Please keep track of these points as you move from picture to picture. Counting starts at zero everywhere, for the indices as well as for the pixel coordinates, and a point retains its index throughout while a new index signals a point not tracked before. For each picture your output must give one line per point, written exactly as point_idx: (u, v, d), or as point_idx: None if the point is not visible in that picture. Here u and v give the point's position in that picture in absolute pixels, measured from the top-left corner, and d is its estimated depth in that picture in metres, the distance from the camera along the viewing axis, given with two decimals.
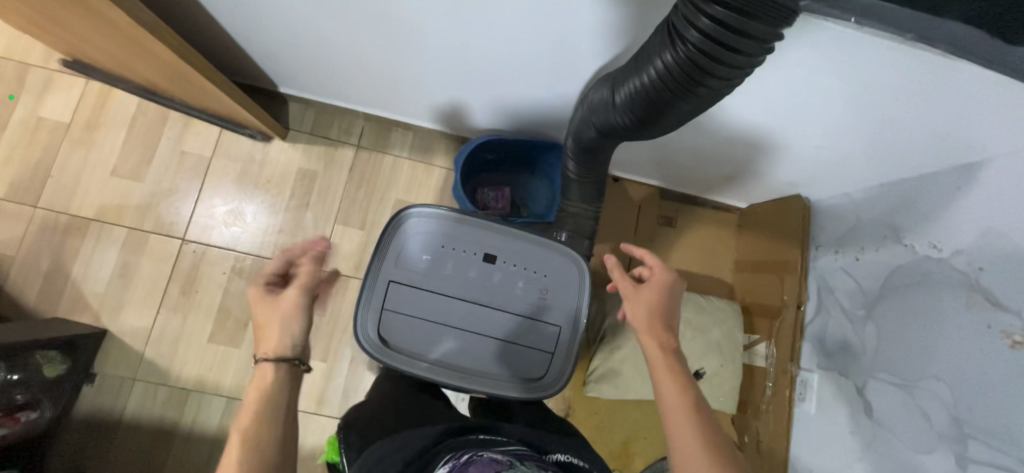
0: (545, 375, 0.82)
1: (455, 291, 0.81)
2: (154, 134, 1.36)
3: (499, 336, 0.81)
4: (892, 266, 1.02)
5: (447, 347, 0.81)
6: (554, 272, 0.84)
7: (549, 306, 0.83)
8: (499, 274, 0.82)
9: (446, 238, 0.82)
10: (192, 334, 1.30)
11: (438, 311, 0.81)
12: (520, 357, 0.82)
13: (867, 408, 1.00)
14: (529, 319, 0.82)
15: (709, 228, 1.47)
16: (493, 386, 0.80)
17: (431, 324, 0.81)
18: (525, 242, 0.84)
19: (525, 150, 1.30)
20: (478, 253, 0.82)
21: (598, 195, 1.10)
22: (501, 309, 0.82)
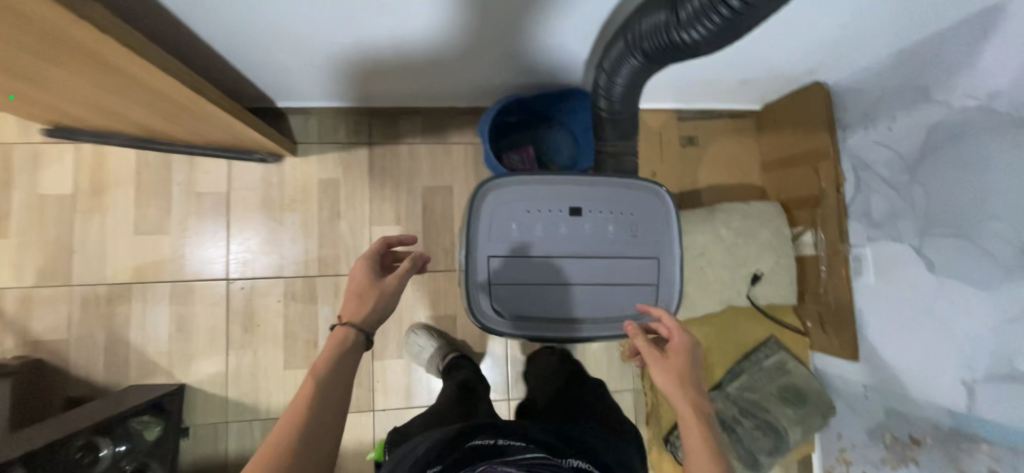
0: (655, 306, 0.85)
1: (551, 250, 0.82)
2: (164, 183, 1.31)
3: (604, 282, 0.83)
4: (928, 125, 1.05)
5: (559, 303, 0.82)
6: (639, 208, 0.84)
7: (642, 242, 0.84)
8: (588, 223, 0.83)
9: (528, 202, 0.82)
10: (268, 366, 1.31)
11: (540, 273, 0.82)
12: (628, 296, 0.84)
13: (929, 263, 1.06)
14: (627, 258, 0.84)
15: (730, 137, 1.49)
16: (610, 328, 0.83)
17: (538, 284, 0.82)
18: (604, 186, 0.84)
19: (542, 104, 1.28)
20: (563, 208, 0.82)
21: (634, 129, 1.10)
22: (599, 255, 0.83)
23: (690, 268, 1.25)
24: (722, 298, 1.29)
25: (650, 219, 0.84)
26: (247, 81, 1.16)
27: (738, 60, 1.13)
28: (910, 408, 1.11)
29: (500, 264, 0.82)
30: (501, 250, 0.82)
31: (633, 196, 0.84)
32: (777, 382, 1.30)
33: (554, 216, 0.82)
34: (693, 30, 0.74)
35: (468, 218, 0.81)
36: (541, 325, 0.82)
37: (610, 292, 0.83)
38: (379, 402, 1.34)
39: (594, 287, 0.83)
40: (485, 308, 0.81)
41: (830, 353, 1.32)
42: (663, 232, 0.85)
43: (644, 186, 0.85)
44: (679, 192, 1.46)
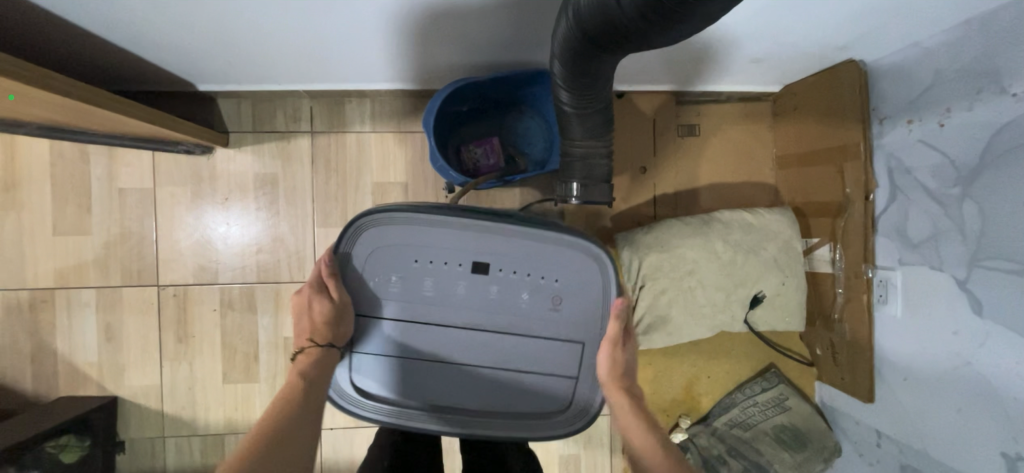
0: (571, 400, 0.73)
1: (446, 315, 0.71)
2: (83, 176, 1.17)
3: (509, 363, 0.72)
4: (994, 124, 0.80)
5: (441, 386, 0.73)
6: (563, 275, 0.70)
7: (563, 318, 0.71)
8: (496, 285, 0.70)
9: (424, 250, 0.70)
10: (205, 379, 1.21)
11: (432, 343, 0.72)
12: (540, 382, 0.72)
13: (974, 302, 0.84)
14: (540, 338, 0.71)
15: (739, 126, 1.24)
16: (510, 417, 0.73)
17: (418, 363, 0.72)
18: (521, 244, 0.70)
19: (505, 89, 1.06)
20: (466, 264, 0.70)
21: (606, 125, 0.88)
22: (506, 328, 0.71)
23: (676, 289, 1.07)
24: (714, 323, 1.09)
25: (571, 288, 0.70)
26: (151, 65, 0.98)
27: (750, 34, 0.88)
28: (931, 471, 0.93)
29: (386, 326, 0.71)
30: (390, 304, 0.71)
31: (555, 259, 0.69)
32: (773, 421, 1.13)
33: (445, 276, 0.70)
34: None
35: (349, 262, 0.70)
36: (430, 406, 0.73)
37: (505, 378, 0.72)
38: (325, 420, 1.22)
39: (484, 370, 0.72)
40: (347, 386, 0.74)
41: (839, 388, 1.13)
42: (593, 310, 0.71)
43: (576, 246, 0.70)
44: (674, 192, 1.24)
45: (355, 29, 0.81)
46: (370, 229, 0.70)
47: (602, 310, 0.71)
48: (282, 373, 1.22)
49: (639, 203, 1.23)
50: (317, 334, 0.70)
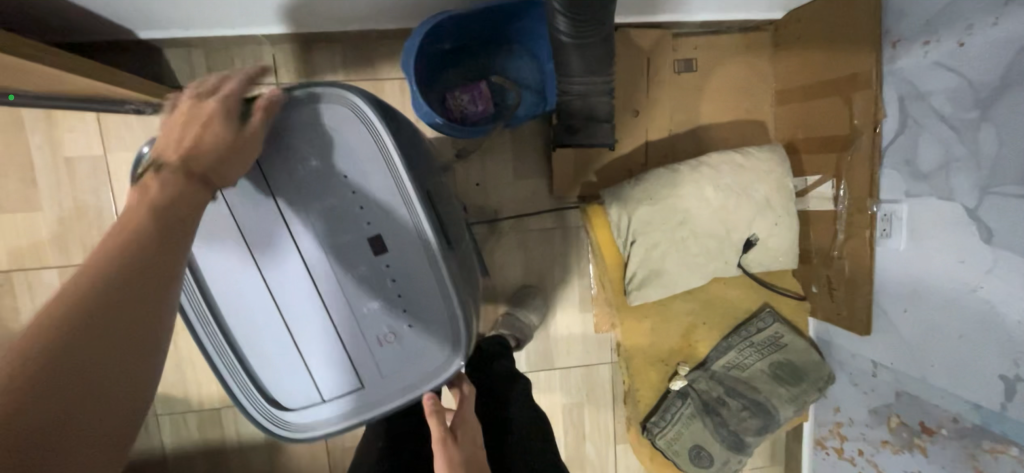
0: (310, 410, 0.67)
1: (287, 240, 0.62)
2: (22, 145, 1.04)
3: (309, 325, 0.64)
4: (1021, 40, 0.74)
5: (245, 305, 0.64)
6: (420, 330, 0.65)
7: (381, 356, 0.65)
8: (367, 263, 0.63)
9: (360, 180, 0.62)
10: (192, 355, 1.15)
11: (269, 259, 0.62)
12: (309, 370, 0.66)
13: (985, 230, 0.82)
14: (349, 336, 0.64)
15: (739, 58, 1.16)
16: (259, 367, 0.66)
17: (246, 275, 0.63)
18: (425, 270, 0.63)
19: (491, 23, 0.95)
20: (372, 227, 0.62)
21: (608, 59, 0.80)
22: (330, 297, 0.63)
23: (666, 240, 1.03)
24: (710, 271, 1.07)
25: (410, 342, 0.65)
26: (78, 9, 0.84)
27: None
28: (925, 395, 0.96)
29: (241, 230, 0.62)
30: (274, 191, 0.61)
31: (429, 316, 0.64)
32: (769, 359, 1.14)
33: (349, 206, 0.62)
34: None
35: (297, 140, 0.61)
36: (212, 317, 0.64)
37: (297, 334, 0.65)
38: None
39: (290, 316, 0.64)
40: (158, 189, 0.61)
41: (834, 324, 1.14)
42: (398, 386, 0.66)
43: (443, 335, 0.65)
44: (670, 133, 1.17)
45: None
46: (355, 120, 0.61)
47: (396, 396, 0.65)
48: None
49: (637, 147, 1.16)
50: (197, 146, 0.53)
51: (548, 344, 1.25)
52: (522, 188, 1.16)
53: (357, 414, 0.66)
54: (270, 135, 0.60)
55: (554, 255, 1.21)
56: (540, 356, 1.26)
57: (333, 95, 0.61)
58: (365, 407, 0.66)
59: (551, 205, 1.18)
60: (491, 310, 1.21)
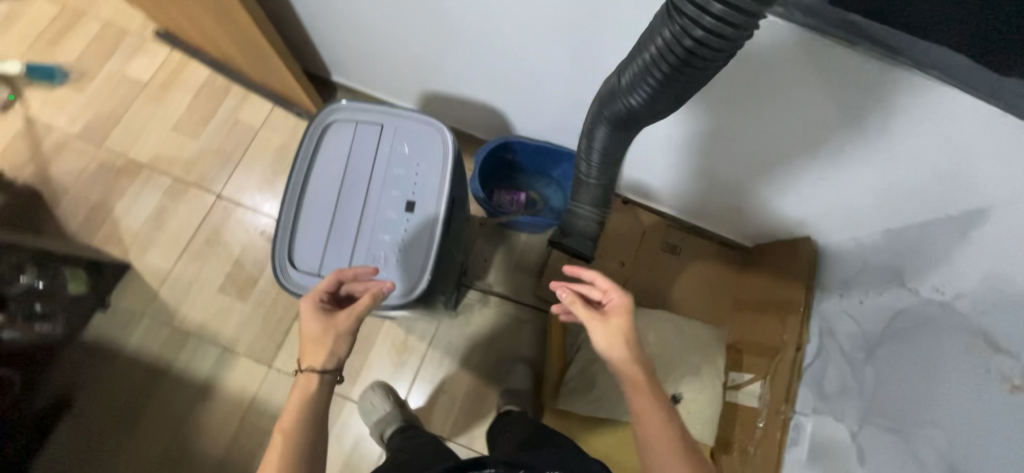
0: (293, 279, 0.73)
1: (365, 177, 0.77)
2: (217, 101, 1.51)
3: (340, 235, 0.75)
4: (896, 310, 1.01)
5: (322, 204, 0.76)
6: (397, 276, 0.74)
7: (363, 272, 0.74)
8: (396, 211, 0.76)
9: (427, 168, 0.78)
10: (205, 282, 1.36)
11: (350, 183, 0.77)
12: (312, 253, 0.74)
13: (860, 453, 1.00)
14: (358, 256, 0.74)
15: (710, 262, 1.47)
16: (283, 233, 0.74)
17: (335, 185, 0.77)
18: (426, 241, 0.75)
19: (541, 158, 1.36)
20: (414, 197, 0.77)
21: (608, 202, 1.15)
22: (363, 217, 0.76)
23: (605, 361, 1.21)
24: (632, 409, 1.18)
25: (388, 279, 0.74)
26: (315, 45, 1.37)
27: (722, 194, 1.22)
28: None
29: (349, 157, 0.78)
30: (381, 147, 0.79)
31: (410, 269, 0.74)
32: None
33: (413, 180, 0.78)
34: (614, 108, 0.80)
35: (409, 128, 0.80)
36: (286, 185, 0.76)
37: (335, 242, 0.75)
38: (278, 360, 1.32)
39: (334, 224, 0.75)
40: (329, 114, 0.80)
41: None
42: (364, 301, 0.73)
43: (406, 283, 0.74)
44: (642, 289, 1.45)
45: (464, 68, 1.17)
46: (438, 140, 0.79)
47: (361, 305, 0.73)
48: (266, 305, 1.36)
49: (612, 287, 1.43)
50: (336, 324, 0.64)
51: (476, 422, 1.32)
52: (515, 277, 1.43)
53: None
54: (398, 115, 0.80)
55: (517, 343, 1.38)
56: (463, 428, 1.32)
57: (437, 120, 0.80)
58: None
59: (532, 300, 1.41)
60: (445, 363, 1.36)
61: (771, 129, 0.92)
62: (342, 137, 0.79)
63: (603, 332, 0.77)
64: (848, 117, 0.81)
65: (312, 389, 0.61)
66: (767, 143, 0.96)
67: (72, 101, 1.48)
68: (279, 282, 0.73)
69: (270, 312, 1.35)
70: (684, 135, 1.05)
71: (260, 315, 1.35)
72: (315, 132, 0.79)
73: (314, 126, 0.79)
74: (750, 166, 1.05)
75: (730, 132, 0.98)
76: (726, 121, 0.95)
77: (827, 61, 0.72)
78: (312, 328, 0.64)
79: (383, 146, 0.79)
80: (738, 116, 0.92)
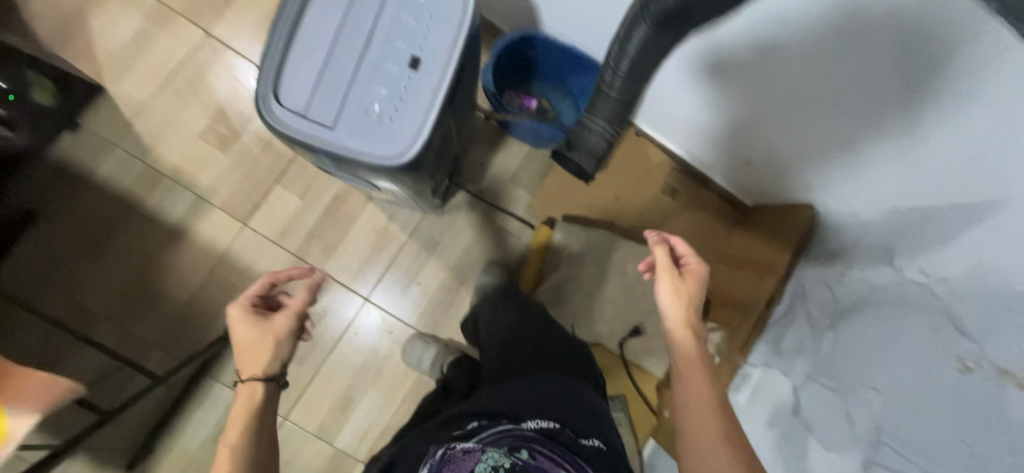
0: (276, 115, 0.66)
1: (371, 20, 0.68)
2: None
3: (334, 79, 0.67)
4: (872, 286, 1.02)
5: (317, 40, 0.67)
6: (389, 136, 0.68)
7: (353, 123, 0.67)
8: (400, 66, 0.69)
9: (440, 23, 0.69)
10: (184, 124, 1.28)
11: (353, 23, 0.68)
12: (302, 91, 0.67)
13: (795, 406, 1.08)
14: (350, 106, 0.67)
15: (705, 211, 1.45)
16: (270, 61, 0.66)
17: (335, 21, 0.68)
18: (426, 104, 0.68)
19: (565, 63, 1.25)
20: (421, 55, 0.69)
21: (624, 122, 1.06)
22: (362, 64, 0.68)
23: (580, 282, 1.24)
24: (596, 332, 1.22)
25: (378, 137, 0.68)
26: None
27: (742, 135, 1.16)
28: None
29: None
30: None
31: (404, 131, 0.68)
32: None
33: (422, 35, 0.69)
34: None
35: None
36: (280, 6, 0.67)
37: (328, 85, 0.67)
38: (253, 220, 1.29)
39: (329, 65, 0.67)
40: None
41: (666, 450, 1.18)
42: (350, 156, 0.67)
43: (397, 145, 0.68)
44: (632, 225, 1.43)
45: None
46: None
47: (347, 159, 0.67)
48: (248, 162, 1.29)
49: (601, 214, 1.41)
50: (274, 328, 0.76)
51: (442, 318, 1.35)
52: (508, 187, 1.39)
53: (302, 143, 0.67)
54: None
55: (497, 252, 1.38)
56: (430, 320, 1.35)
57: None
58: (314, 145, 0.67)
59: (521, 214, 1.39)
60: (423, 256, 1.36)
61: (825, 64, 0.82)
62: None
63: (675, 291, 0.74)
64: (908, 82, 0.72)
65: (258, 393, 0.72)
66: (811, 82, 0.87)
67: None
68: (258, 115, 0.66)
69: (251, 171, 1.29)
70: (729, 58, 0.95)
71: (240, 171, 1.29)
72: None
73: None
74: (786, 108, 0.98)
75: (773, 63, 0.89)
76: (778, 53, 0.86)
77: (914, 10, 0.62)
78: (248, 334, 0.76)
79: None
80: (795, 49, 0.83)
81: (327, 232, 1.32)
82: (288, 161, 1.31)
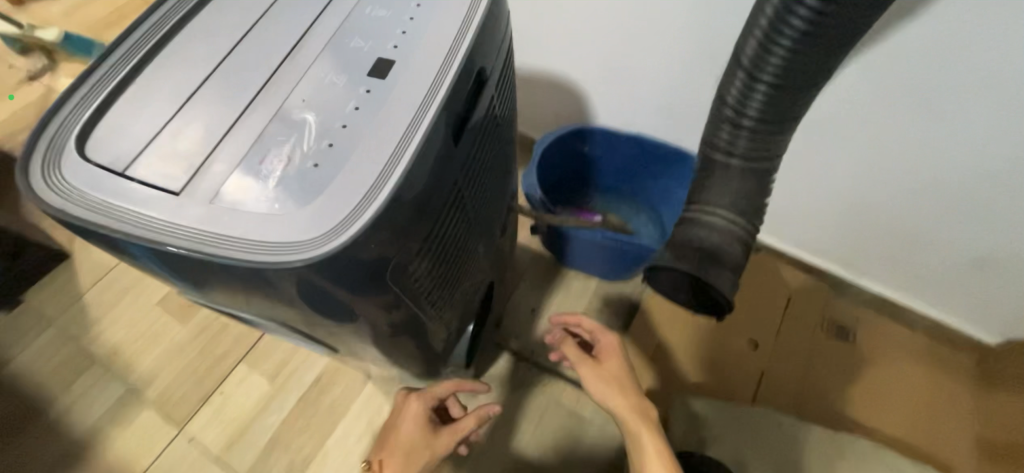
0: (67, 171, 0.30)
1: (309, 14, 0.37)
2: None
3: (213, 105, 0.33)
4: None
5: (200, 53, 0.35)
6: (299, 198, 0.29)
7: (228, 179, 0.30)
8: (351, 75, 0.34)
9: (433, 11, 0.37)
10: (146, 289, 0.98)
11: (275, 22, 0.37)
12: (140, 129, 0.32)
13: None
14: (229, 145, 0.31)
15: (908, 361, 0.86)
16: (95, 81, 0.33)
17: (240, 24, 0.37)
18: (391, 132, 0.31)
19: (638, 164, 0.92)
20: (392, 57, 0.35)
21: (757, 206, 0.64)
22: (277, 77, 0.34)
23: None
24: None
25: (274, 203, 0.29)
26: None
27: (941, 222, 0.72)
28: None
29: None
30: None
31: (334, 183, 0.30)
32: None
33: (399, 30, 0.36)
34: None
35: None
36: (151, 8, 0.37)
37: (193, 118, 0.32)
38: (197, 421, 0.86)
39: (211, 85, 0.34)
40: None
41: None
42: (196, 248, 0.28)
43: (312, 216, 0.29)
44: (792, 393, 0.86)
45: (526, 22, 0.82)
46: None
47: (189, 254, 0.28)
48: (211, 334, 0.93)
49: (730, 380, 0.86)
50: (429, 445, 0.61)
51: None
52: None
53: (95, 226, 0.28)
54: None
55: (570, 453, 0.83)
56: None
57: None
58: (124, 229, 0.28)
59: None
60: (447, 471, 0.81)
61: None
62: None
63: (596, 379, 0.65)
64: None
65: None
66: None
67: None
68: (24, 176, 0.30)
69: (212, 345, 0.92)
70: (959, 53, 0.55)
71: (197, 346, 0.92)
72: None
73: None
74: None
75: None
76: None
77: None
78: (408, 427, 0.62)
79: None
80: None
81: (301, 434, 0.84)
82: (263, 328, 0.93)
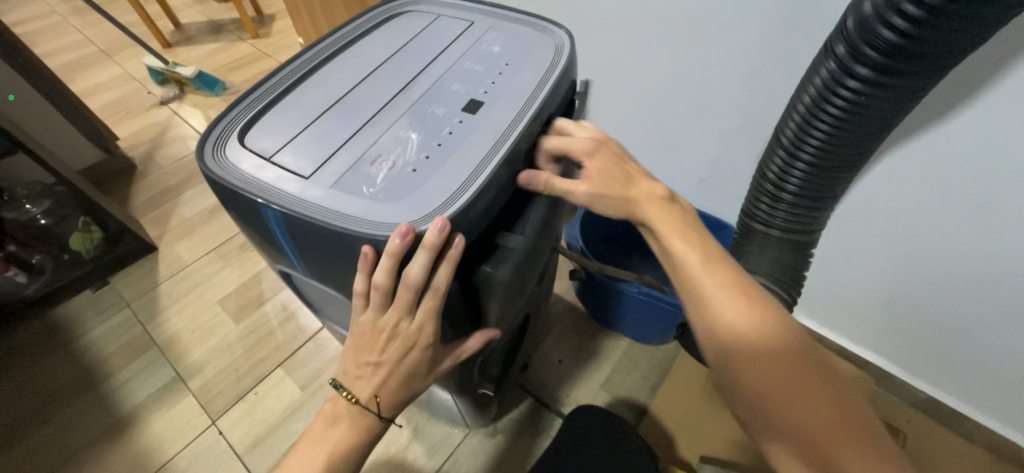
0: (229, 152, 0.39)
1: (421, 64, 0.47)
2: None
3: (340, 119, 0.42)
4: None
5: (335, 82, 0.45)
6: (398, 193, 0.36)
7: (343, 174, 0.38)
8: (447, 108, 0.42)
9: (518, 71, 0.46)
10: (211, 287, 1.08)
11: (394, 67, 0.47)
12: (285, 129, 0.41)
13: None
14: (349, 149, 0.39)
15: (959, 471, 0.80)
16: (258, 95, 0.44)
17: (369, 67, 0.47)
18: (475, 153, 0.39)
19: None
20: (482, 100, 0.43)
21: (797, 277, 0.65)
22: (391, 105, 0.43)
23: None
24: None
25: (378, 194, 0.36)
26: None
27: (985, 330, 0.70)
28: None
29: (409, 44, 0.50)
30: (460, 40, 0.50)
31: (426, 185, 0.37)
32: None
33: (490, 80, 0.45)
34: (844, 75, 0.48)
35: (509, 31, 0.51)
36: (306, 49, 0.48)
37: (323, 127, 0.41)
38: (228, 416, 0.90)
39: (341, 105, 0.43)
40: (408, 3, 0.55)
41: None
42: (311, 220, 0.35)
43: (407, 207, 0.35)
44: None
45: (586, 96, 0.92)
46: (548, 45, 0.49)
47: (306, 222, 0.34)
48: (257, 336, 1.00)
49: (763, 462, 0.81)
50: (434, 369, 0.47)
51: None
52: (599, 398, 0.90)
53: (240, 192, 0.36)
54: (501, 16, 0.53)
55: None
56: None
57: (550, 26, 0.51)
58: (262, 198, 0.36)
59: None
60: None
61: None
62: (414, 22, 0.53)
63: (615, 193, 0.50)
64: None
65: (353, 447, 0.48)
66: None
67: (216, 105, 1.55)
68: (197, 152, 0.39)
69: (256, 348, 0.98)
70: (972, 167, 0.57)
71: (243, 346, 0.99)
72: (381, 13, 0.53)
73: (383, 9, 0.54)
74: None
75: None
76: None
77: None
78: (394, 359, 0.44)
79: (464, 40, 0.50)
80: None
81: None
82: (304, 339, 0.99)
